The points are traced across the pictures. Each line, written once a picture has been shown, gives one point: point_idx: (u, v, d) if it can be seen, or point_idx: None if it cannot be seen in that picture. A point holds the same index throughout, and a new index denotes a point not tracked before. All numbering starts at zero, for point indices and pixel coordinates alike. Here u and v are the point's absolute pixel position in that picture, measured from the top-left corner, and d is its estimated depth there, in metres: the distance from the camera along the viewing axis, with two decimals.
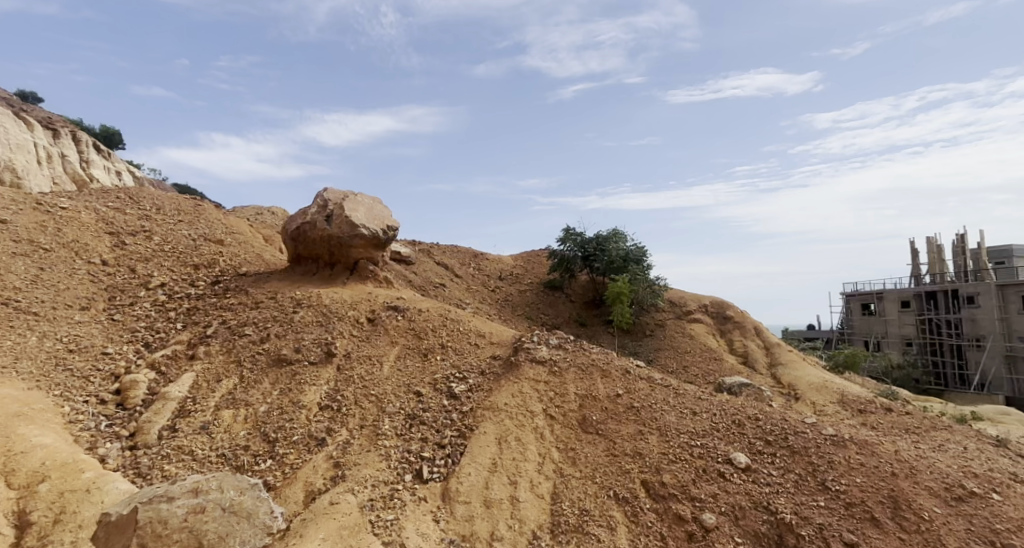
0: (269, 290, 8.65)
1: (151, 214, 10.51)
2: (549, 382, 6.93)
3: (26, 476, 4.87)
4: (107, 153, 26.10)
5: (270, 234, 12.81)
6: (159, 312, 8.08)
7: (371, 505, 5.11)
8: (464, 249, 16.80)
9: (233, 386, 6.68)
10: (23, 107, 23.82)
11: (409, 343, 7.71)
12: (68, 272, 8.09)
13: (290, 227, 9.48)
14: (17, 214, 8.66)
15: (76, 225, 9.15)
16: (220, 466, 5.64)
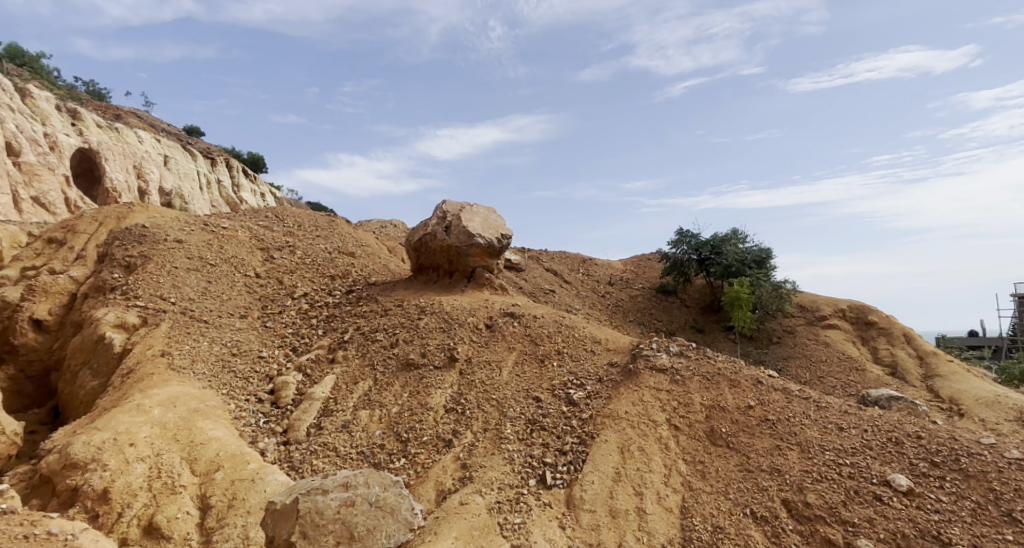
0: (396, 298, 9.22)
1: (294, 230, 11.63)
2: (672, 391, 6.71)
3: (206, 465, 5.60)
4: (254, 177, 29.34)
5: (394, 245, 13.66)
6: (303, 320, 8.92)
7: (498, 508, 5.26)
8: (574, 255, 16.80)
9: (368, 388, 7.20)
10: (189, 141, 27.55)
11: (527, 349, 7.85)
12: (229, 284, 9.18)
13: (413, 238, 10.03)
14: (189, 234, 9.99)
15: (235, 242, 10.36)
16: (360, 463, 6.11)
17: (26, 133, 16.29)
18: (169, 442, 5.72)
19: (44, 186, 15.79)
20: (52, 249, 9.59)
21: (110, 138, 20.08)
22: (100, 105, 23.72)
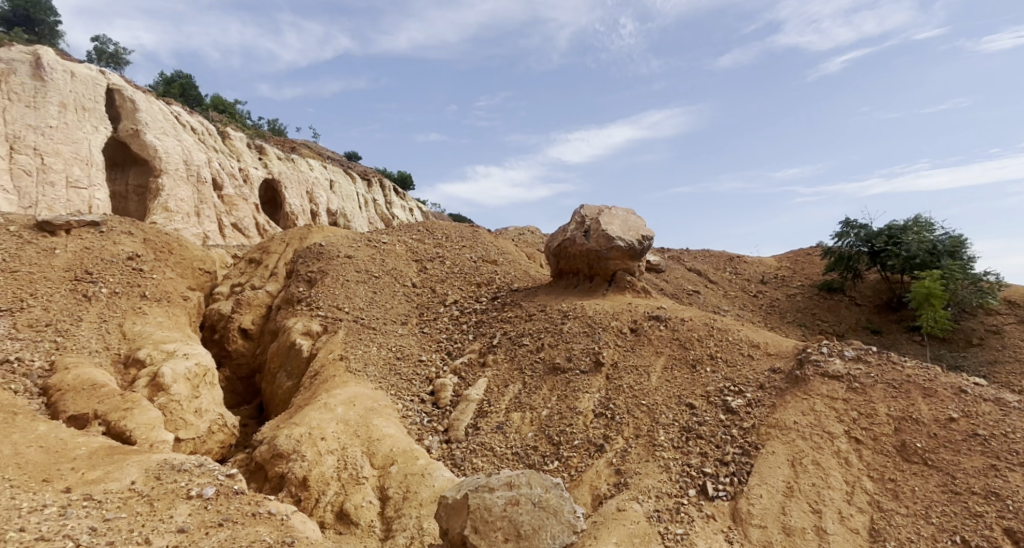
0: (539, 303, 9.41)
1: (442, 242, 12.40)
2: (849, 400, 6.08)
3: (382, 459, 6.17)
4: (403, 194, 31.77)
5: (532, 251, 13.97)
6: (455, 326, 9.47)
7: (658, 516, 5.14)
8: (720, 254, 15.91)
9: (518, 391, 7.43)
10: (349, 165, 30.62)
11: (675, 353, 7.60)
12: (391, 294, 10.04)
13: (552, 244, 10.17)
14: (355, 249, 11.10)
15: (393, 256, 11.32)
16: (516, 463, 6.34)
17: (226, 170, 19.24)
18: (351, 437, 6.39)
19: (240, 214, 18.49)
20: (250, 268, 11.21)
21: (288, 169, 23.04)
22: (278, 140, 27.25)
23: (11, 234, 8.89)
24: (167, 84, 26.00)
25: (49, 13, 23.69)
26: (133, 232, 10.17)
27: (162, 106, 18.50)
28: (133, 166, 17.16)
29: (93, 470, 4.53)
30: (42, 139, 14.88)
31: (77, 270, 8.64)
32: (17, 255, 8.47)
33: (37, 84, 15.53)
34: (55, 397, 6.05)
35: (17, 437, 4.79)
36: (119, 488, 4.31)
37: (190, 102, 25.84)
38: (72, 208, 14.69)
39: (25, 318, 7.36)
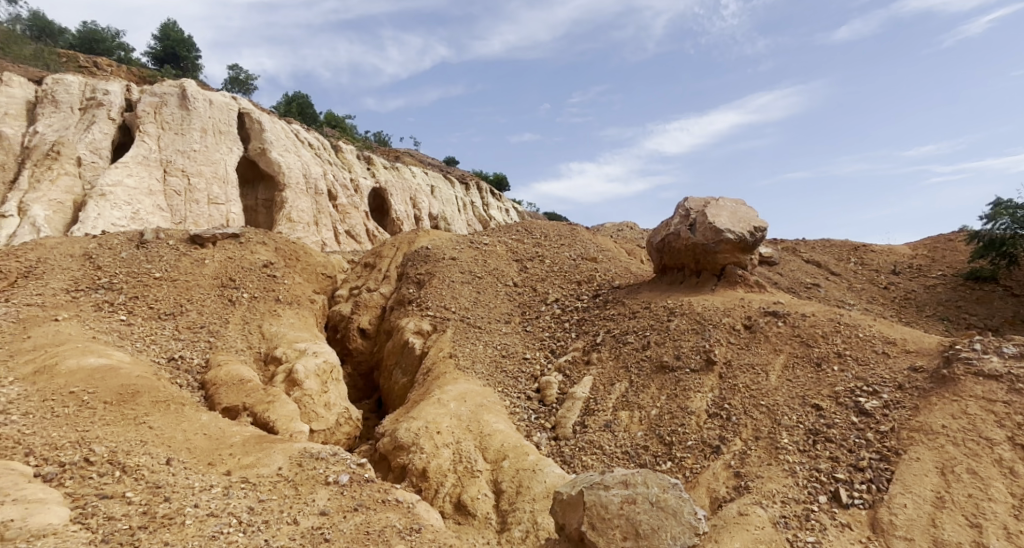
0: (643, 299, 9.16)
1: (541, 241, 12.44)
2: (1011, 403, 5.39)
3: (495, 454, 6.33)
4: (500, 196, 32.29)
5: (633, 247, 13.69)
6: (558, 323, 9.45)
7: (785, 523, 4.87)
8: (841, 243, 14.69)
9: (625, 389, 7.30)
10: (448, 170, 31.67)
11: (797, 351, 7.13)
12: (494, 294, 10.25)
13: (655, 239, 9.89)
14: (459, 252, 11.45)
15: (495, 256, 11.52)
16: (627, 463, 6.26)
17: (339, 181, 20.65)
18: (465, 431, 6.62)
19: (352, 221, 19.75)
20: (365, 271, 11.93)
21: (393, 177, 24.28)
22: (384, 150, 28.80)
23: (170, 247, 10.16)
24: (287, 104, 28.40)
25: (190, 49, 26.72)
26: (266, 241, 11.22)
27: (284, 125, 20.25)
28: (261, 182, 18.92)
29: (247, 455, 5.10)
30: (188, 162, 16.88)
31: (223, 278, 9.70)
32: (175, 265, 9.67)
33: (183, 113, 17.61)
34: (211, 391, 6.83)
35: (186, 425, 5.49)
36: (269, 473, 4.82)
37: (307, 120, 28.03)
38: (213, 222, 16.47)
39: (184, 321, 8.40)
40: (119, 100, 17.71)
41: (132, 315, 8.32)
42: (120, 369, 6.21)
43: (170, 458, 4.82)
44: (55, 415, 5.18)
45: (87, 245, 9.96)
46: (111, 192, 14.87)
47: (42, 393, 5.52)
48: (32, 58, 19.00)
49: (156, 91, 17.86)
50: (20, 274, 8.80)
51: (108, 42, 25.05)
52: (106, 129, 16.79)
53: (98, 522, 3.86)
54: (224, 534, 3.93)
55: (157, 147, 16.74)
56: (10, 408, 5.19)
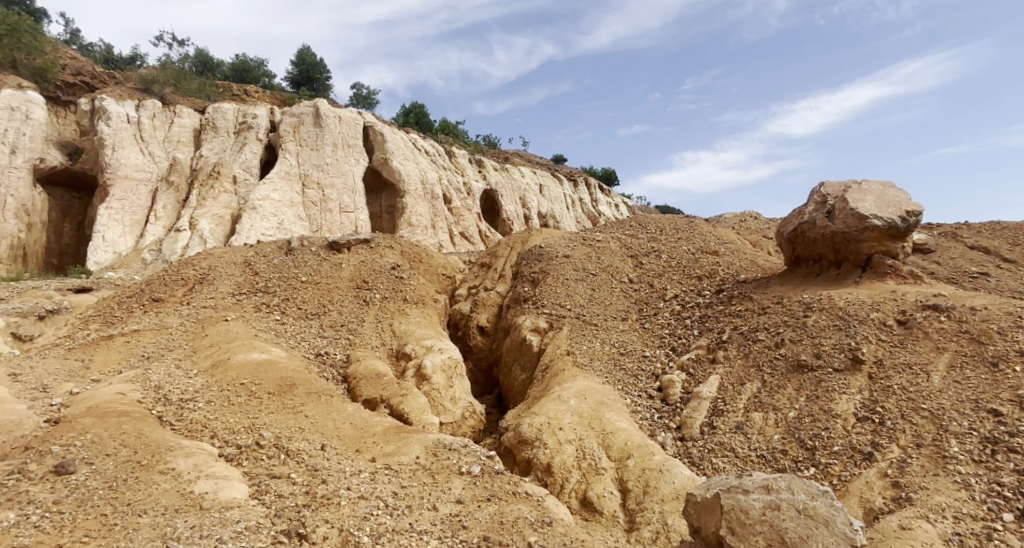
0: (774, 294, 8.56)
1: (657, 235, 12.00)
2: None
3: (619, 452, 6.17)
4: (609, 191, 31.69)
5: (758, 239, 12.84)
6: (678, 320, 9.02)
7: (960, 541, 4.32)
8: (1013, 227, 12.74)
9: (758, 389, 6.86)
10: (556, 168, 31.72)
11: (966, 350, 6.31)
12: (609, 291, 9.95)
13: (786, 229, 9.19)
14: (572, 248, 11.23)
15: (609, 252, 11.25)
16: (763, 467, 5.91)
17: (453, 185, 21.49)
18: (587, 429, 6.48)
19: (466, 223, 20.46)
20: (482, 271, 12.23)
21: (504, 178, 24.83)
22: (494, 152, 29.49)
23: (312, 253, 11.19)
24: (405, 115, 30.10)
25: (322, 70, 29.24)
26: (392, 246, 11.93)
27: (403, 135, 21.48)
28: (384, 190, 20.22)
29: (389, 444, 5.50)
30: (322, 175, 18.46)
31: (357, 280, 10.51)
32: (317, 269, 10.64)
33: (317, 131, 19.28)
34: (353, 384, 7.44)
35: (335, 415, 6.03)
36: (408, 461, 5.15)
37: (423, 129, 29.54)
38: (344, 229, 17.88)
39: (327, 321, 9.23)
40: (265, 122, 19.80)
41: (285, 315, 9.31)
42: (278, 363, 6.97)
43: (324, 444, 5.34)
44: (232, 403, 5.96)
45: (246, 253, 11.29)
46: (260, 205, 16.74)
47: (219, 384, 6.37)
48: (196, 91, 21.84)
49: (294, 112, 19.75)
50: (196, 280, 10.20)
51: (256, 71, 28.20)
52: (255, 149, 18.84)
53: (271, 499, 4.40)
54: (374, 516, 4.27)
55: (296, 164, 18.51)
56: (197, 396, 6.05)
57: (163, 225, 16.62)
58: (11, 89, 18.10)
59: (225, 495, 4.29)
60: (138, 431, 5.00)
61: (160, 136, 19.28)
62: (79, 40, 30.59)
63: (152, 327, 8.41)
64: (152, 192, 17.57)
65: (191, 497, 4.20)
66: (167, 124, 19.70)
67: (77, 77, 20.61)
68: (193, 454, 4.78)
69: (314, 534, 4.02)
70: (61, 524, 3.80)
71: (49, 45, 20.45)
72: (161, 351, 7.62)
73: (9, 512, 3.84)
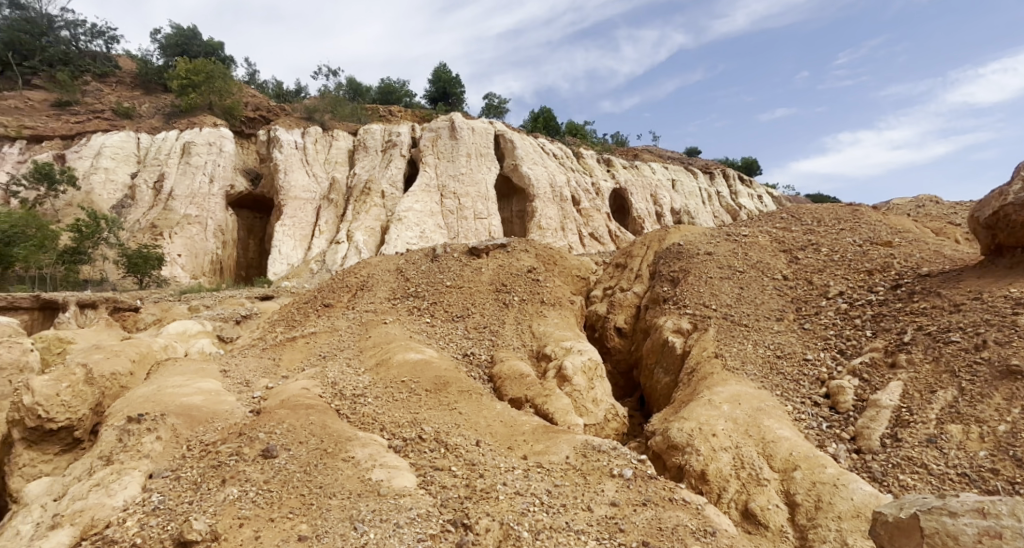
0: (969, 289, 7.41)
1: (814, 227, 10.95)
2: None
3: (782, 462, 5.72)
4: (751, 181, 29.48)
5: (941, 226, 11.19)
6: (844, 320, 8.14)
7: None
8: None
9: (954, 398, 5.98)
10: (691, 161, 30.29)
11: None
12: (760, 289, 9.26)
13: (982, 214, 7.90)
14: (715, 245, 10.61)
15: (758, 247, 10.49)
16: (966, 488, 5.14)
17: (582, 186, 21.45)
18: (744, 436, 6.08)
19: (596, 224, 20.25)
20: (617, 270, 11.85)
21: (634, 175, 24.26)
22: (624, 150, 28.89)
23: (455, 259, 11.79)
24: (535, 120, 30.65)
25: (457, 85, 30.80)
26: (528, 249, 12.14)
27: (532, 140, 21.92)
28: (515, 196, 20.72)
29: (538, 443, 5.61)
30: (458, 185, 19.42)
31: (497, 284, 10.86)
32: (460, 274, 11.18)
33: (453, 143, 20.34)
34: (499, 383, 7.69)
35: (487, 412, 6.30)
36: (559, 460, 5.21)
37: (552, 132, 29.87)
38: (479, 235, 18.64)
39: (472, 323, 9.67)
40: (407, 139, 21.27)
41: (434, 317, 9.93)
42: (431, 363, 7.46)
43: (478, 440, 5.61)
44: (395, 399, 6.51)
45: (398, 261, 12.23)
46: (405, 216, 18.05)
47: (383, 382, 6.98)
48: (349, 115, 24.11)
49: (433, 127, 21.03)
50: (358, 287, 11.26)
51: (399, 92, 30.48)
52: (399, 164, 20.32)
53: (436, 489, 4.75)
54: (532, 512, 4.40)
55: (435, 176, 19.68)
56: (366, 392, 6.67)
57: (325, 238, 18.58)
58: (208, 128, 21.44)
59: (397, 483, 4.71)
60: (322, 422, 5.65)
61: (321, 158, 21.57)
62: (257, 79, 35.27)
63: (325, 330, 9.46)
64: (316, 209, 19.70)
65: (370, 484, 4.67)
66: (327, 148, 21.98)
67: (257, 112, 23.82)
68: (368, 445, 5.31)
69: (477, 525, 4.25)
70: (272, 500, 4.42)
71: (235, 87, 23.88)
72: (334, 350, 8.55)
73: (233, 487, 4.54)
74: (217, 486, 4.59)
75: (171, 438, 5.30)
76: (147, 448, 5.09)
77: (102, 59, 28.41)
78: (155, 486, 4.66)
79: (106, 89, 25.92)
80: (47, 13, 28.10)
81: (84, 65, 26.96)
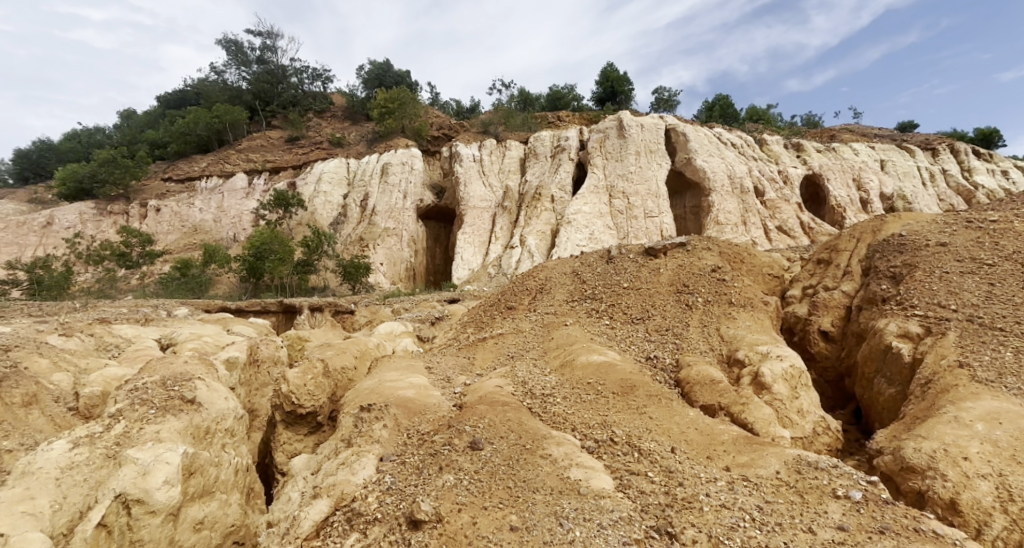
0: None
1: None
2: None
3: None
4: (992, 154, 24.34)
5: None
6: None
7: None
8: None
9: None
10: (905, 138, 26.10)
11: None
12: (1018, 286, 7.59)
13: None
14: (950, 234, 8.94)
15: (1013, 235, 8.59)
16: None
17: (766, 176, 19.72)
18: (1010, 463, 5.03)
19: (785, 215, 18.36)
20: (816, 265, 10.53)
21: (831, 159, 21.57)
22: (817, 132, 25.84)
23: (632, 260, 11.57)
24: (711, 110, 28.95)
25: (626, 82, 30.35)
26: (711, 246, 11.35)
27: (707, 132, 20.73)
28: (689, 191, 19.79)
29: (742, 454, 5.25)
30: (628, 184, 19.13)
31: (678, 284, 10.31)
32: (637, 275, 10.92)
33: (621, 142, 20.08)
34: (687, 388, 7.29)
35: (679, 418, 6.07)
36: (768, 475, 4.82)
37: (730, 120, 27.93)
38: (651, 234, 18.11)
39: (653, 325, 9.38)
40: (575, 142, 21.47)
41: (613, 319, 9.87)
42: (616, 365, 7.42)
43: (673, 447, 5.43)
44: (583, 400, 6.60)
45: (574, 264, 12.39)
46: (575, 219, 18.26)
47: (570, 382, 7.12)
48: (521, 125, 25.06)
49: (601, 128, 20.98)
50: (537, 290, 11.65)
51: (567, 97, 31.04)
52: (568, 168, 20.61)
53: (635, 493, 4.70)
54: (742, 528, 4.15)
55: (604, 176, 19.60)
56: (554, 392, 6.85)
57: (501, 243, 19.54)
58: (401, 150, 23.90)
59: (595, 484, 4.78)
60: (518, 419, 5.95)
61: (496, 168, 22.76)
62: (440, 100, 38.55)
63: (511, 331, 9.94)
64: (492, 217, 20.83)
65: (569, 482, 4.81)
66: (501, 158, 23.12)
67: (441, 131, 25.97)
68: (563, 443, 5.47)
69: (682, 535, 4.14)
70: (483, 490, 4.77)
71: (422, 109, 26.31)
72: (521, 351, 8.94)
73: (449, 475, 4.98)
74: (436, 473, 5.08)
75: (394, 426, 5.98)
76: (377, 435, 5.79)
77: (320, 97, 33.21)
78: (386, 468, 5.28)
79: (323, 123, 30.33)
80: (282, 63, 33.61)
81: (307, 105, 31.86)
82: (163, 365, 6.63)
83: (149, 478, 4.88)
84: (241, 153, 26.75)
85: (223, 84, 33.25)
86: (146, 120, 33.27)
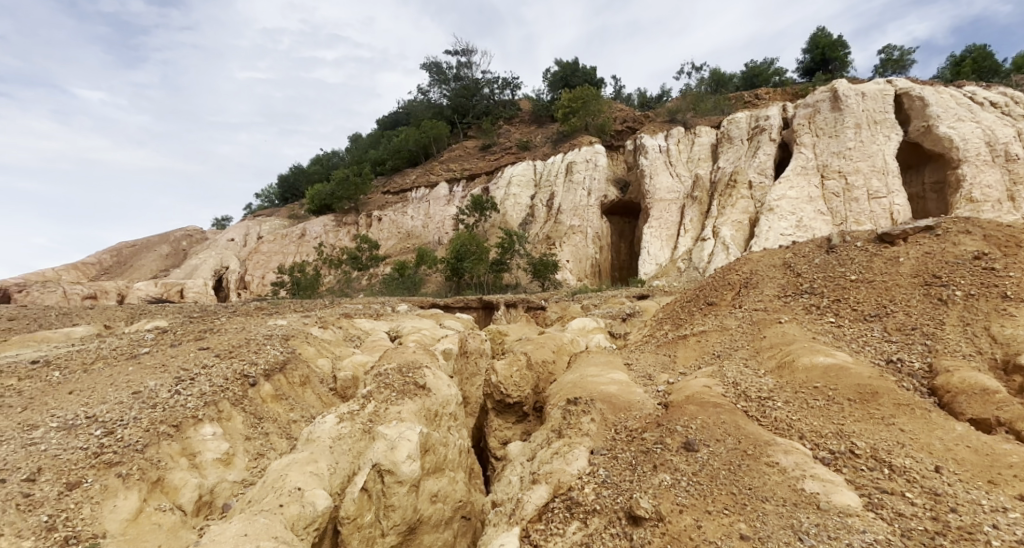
0: None
1: None
2: None
3: None
4: None
5: None
6: None
7: None
8: None
9: None
10: None
11: None
12: None
13: None
14: None
15: None
16: None
17: None
18: None
19: None
20: None
21: None
22: None
23: (860, 249, 10.12)
24: (957, 66, 24.08)
25: (841, 46, 26.75)
26: (972, 229, 9.40)
27: (954, 92, 17.31)
28: (929, 164, 16.77)
29: None
30: (844, 162, 16.86)
31: (925, 275, 8.73)
32: (868, 266, 9.52)
33: (836, 116, 17.76)
34: (946, 397, 6.13)
35: (942, 433, 5.14)
36: None
37: (983, 74, 22.95)
38: (876, 218, 15.69)
39: (892, 323, 8.09)
40: (778, 121, 19.52)
41: (840, 316, 8.74)
42: (848, 368, 6.55)
43: (938, 466, 4.61)
44: (811, 406, 5.93)
45: (785, 255, 11.25)
46: (777, 206, 16.66)
47: (792, 386, 6.46)
48: (713, 108, 23.56)
49: (810, 102, 18.79)
50: (742, 284, 10.82)
51: (766, 72, 28.42)
52: (769, 150, 18.85)
53: (891, 515, 4.08)
54: None
55: (814, 156, 17.53)
56: (774, 395, 6.27)
57: (692, 236, 18.61)
58: (586, 147, 24.17)
59: (838, 500, 4.26)
60: (735, 422, 5.57)
61: (685, 157, 21.71)
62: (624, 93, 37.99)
63: (715, 328, 9.37)
64: (681, 208, 19.92)
65: (806, 495, 4.37)
66: (690, 146, 22.00)
67: (625, 124, 25.58)
68: (792, 452, 4.97)
69: None
70: (705, 493, 4.55)
71: (607, 105, 26.17)
72: (729, 350, 8.37)
73: (665, 474, 4.86)
74: (651, 470, 4.98)
75: (602, 421, 6.00)
76: (586, 427, 5.86)
77: (510, 105, 34.99)
78: (599, 461, 5.32)
79: (513, 129, 31.92)
80: (475, 77, 36.10)
81: (498, 114, 33.83)
82: (398, 354, 7.55)
83: (397, 452, 5.56)
84: (443, 164, 29.40)
85: (427, 103, 36.86)
86: (368, 142, 38.34)
